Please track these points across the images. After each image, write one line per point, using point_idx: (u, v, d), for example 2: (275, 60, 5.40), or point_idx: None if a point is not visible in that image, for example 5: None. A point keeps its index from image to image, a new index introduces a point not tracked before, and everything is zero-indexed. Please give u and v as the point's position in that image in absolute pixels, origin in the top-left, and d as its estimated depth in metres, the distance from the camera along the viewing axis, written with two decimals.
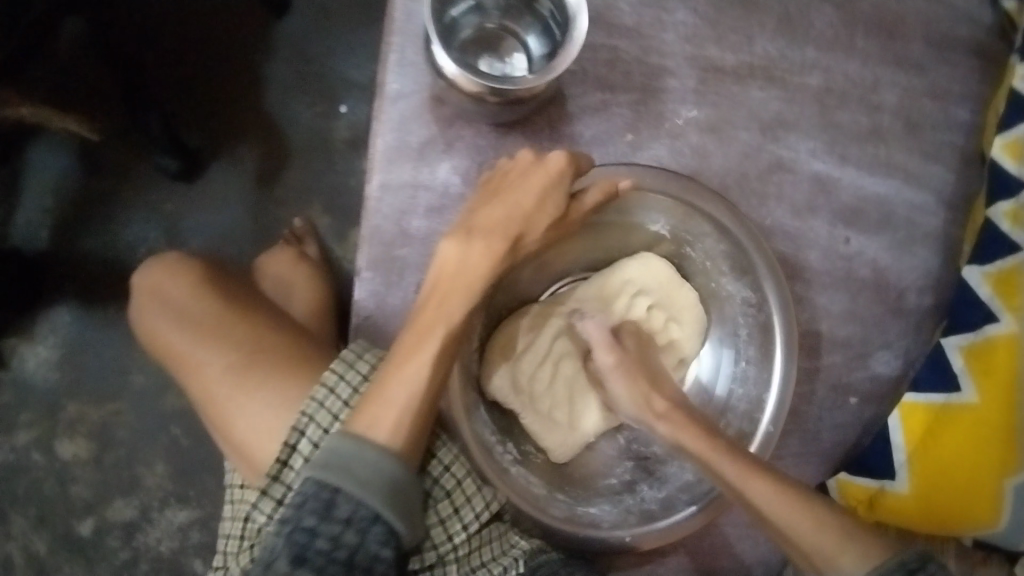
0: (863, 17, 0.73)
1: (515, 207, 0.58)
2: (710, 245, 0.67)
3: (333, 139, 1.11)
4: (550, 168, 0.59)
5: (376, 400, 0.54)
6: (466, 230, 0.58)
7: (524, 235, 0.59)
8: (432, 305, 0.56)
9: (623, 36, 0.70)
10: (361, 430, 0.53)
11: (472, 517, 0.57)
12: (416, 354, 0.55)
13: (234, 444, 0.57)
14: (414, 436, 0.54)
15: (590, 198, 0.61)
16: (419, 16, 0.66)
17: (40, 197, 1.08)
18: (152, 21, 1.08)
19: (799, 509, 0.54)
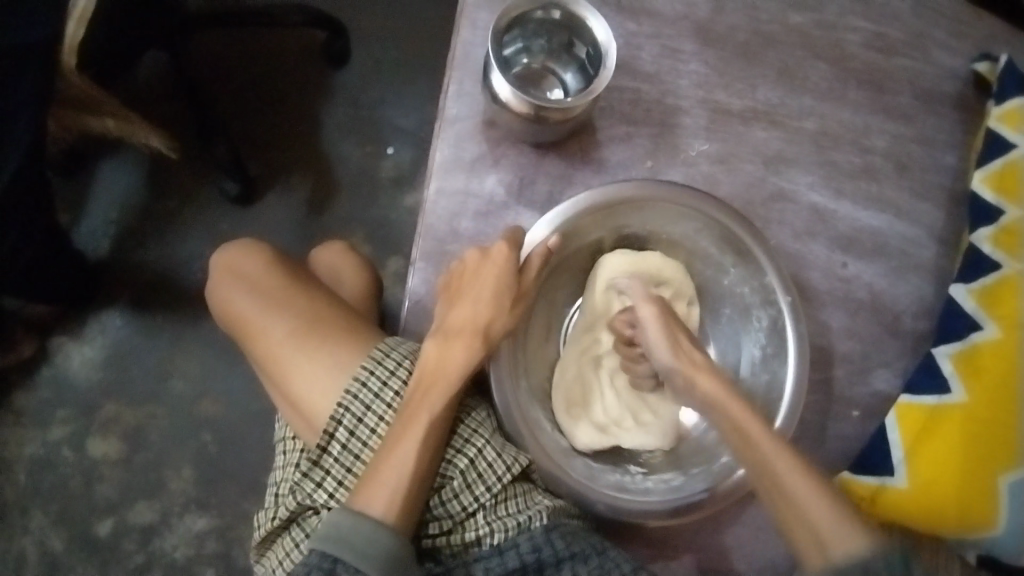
0: (852, 75, 0.85)
1: (477, 299, 0.67)
2: (726, 258, 0.76)
3: (377, 177, 1.23)
4: (497, 259, 0.67)
5: (373, 478, 0.61)
6: (447, 333, 0.66)
7: (487, 324, 0.67)
8: (416, 401, 0.63)
9: (646, 80, 0.82)
10: (358, 509, 0.60)
11: (494, 480, 0.64)
12: (405, 435, 0.62)
13: (289, 397, 0.68)
14: (405, 505, 0.60)
15: (533, 263, 0.68)
16: (476, 55, 0.79)
17: (105, 211, 1.18)
18: (229, 67, 1.23)
19: (808, 489, 0.57)
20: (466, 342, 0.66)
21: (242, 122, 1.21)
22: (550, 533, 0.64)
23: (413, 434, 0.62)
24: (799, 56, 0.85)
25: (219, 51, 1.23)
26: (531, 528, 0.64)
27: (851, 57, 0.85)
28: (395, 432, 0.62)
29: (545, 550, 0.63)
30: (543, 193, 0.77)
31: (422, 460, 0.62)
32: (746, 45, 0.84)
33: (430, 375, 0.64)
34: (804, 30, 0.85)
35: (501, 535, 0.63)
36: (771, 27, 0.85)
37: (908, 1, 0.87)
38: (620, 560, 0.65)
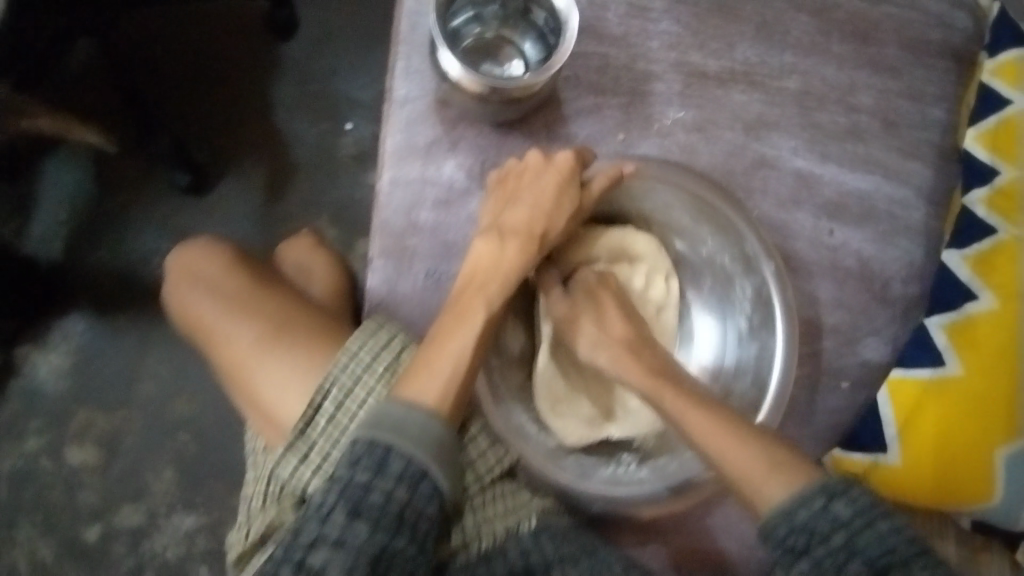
0: (836, 26, 0.79)
1: (535, 205, 0.66)
2: (714, 241, 0.73)
3: (339, 155, 1.16)
4: (559, 168, 0.67)
5: (418, 370, 0.58)
6: (497, 234, 0.65)
7: (551, 227, 0.67)
8: (467, 298, 0.62)
9: (613, 44, 0.75)
10: (408, 397, 0.56)
11: (485, 471, 0.63)
12: (461, 329, 0.60)
13: (257, 405, 0.63)
14: (457, 399, 0.58)
15: (598, 183, 0.67)
16: (424, 27, 0.72)
17: (54, 211, 1.11)
18: (168, 46, 1.14)
19: (734, 442, 0.58)
20: (525, 244, 0.66)
21: (189, 106, 1.13)
22: (539, 535, 0.62)
23: (456, 339, 0.60)
24: (778, 8, 0.78)
25: (155, 29, 1.14)
26: (518, 532, 0.62)
27: (833, 6, 0.79)
28: (423, 353, 0.59)
29: (534, 553, 0.61)
30: None
31: (474, 363, 0.60)
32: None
33: (471, 275, 0.64)
34: None
35: (490, 540, 0.61)
36: None
37: None
38: (612, 560, 0.62)
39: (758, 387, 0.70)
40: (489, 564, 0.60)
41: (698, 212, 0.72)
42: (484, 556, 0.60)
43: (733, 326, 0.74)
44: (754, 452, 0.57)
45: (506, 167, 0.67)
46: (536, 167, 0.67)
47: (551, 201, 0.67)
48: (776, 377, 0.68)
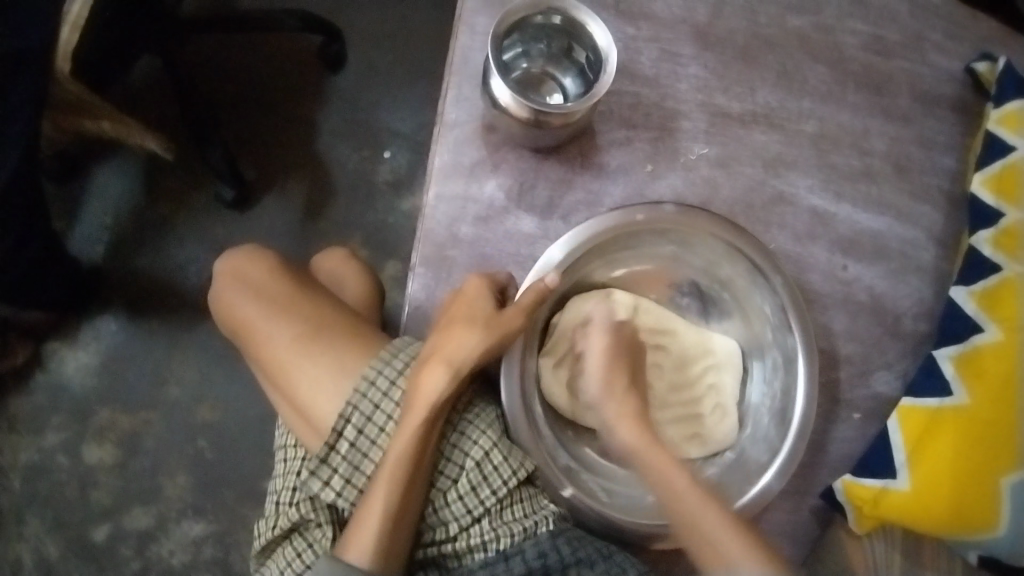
0: (851, 77, 0.85)
1: (462, 344, 0.64)
2: (756, 292, 0.78)
3: (375, 181, 1.22)
4: (472, 294, 0.67)
5: (358, 527, 0.60)
6: (425, 360, 0.64)
7: (466, 351, 0.64)
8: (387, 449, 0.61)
9: (645, 83, 0.82)
10: (347, 560, 0.58)
11: (503, 478, 0.62)
12: (376, 485, 0.60)
13: (295, 402, 0.66)
14: (385, 547, 0.59)
15: (524, 301, 0.66)
16: (475, 60, 0.79)
17: (99, 216, 1.17)
18: (225, 71, 1.22)
19: (727, 531, 0.61)
20: (437, 365, 0.63)
21: (239, 127, 1.21)
22: (556, 539, 0.63)
23: (383, 477, 0.60)
24: (798, 58, 0.85)
25: (215, 54, 1.23)
26: (537, 534, 0.63)
27: (849, 60, 0.85)
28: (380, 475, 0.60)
29: (551, 556, 0.62)
30: (543, 197, 0.77)
31: (394, 504, 0.59)
32: (745, 48, 0.84)
33: (413, 396, 0.62)
34: (802, 33, 0.85)
35: (507, 540, 0.62)
36: (770, 31, 0.85)
37: (903, 5, 0.87)
38: (626, 565, 0.63)
39: (779, 419, 0.74)
40: (507, 562, 0.62)
41: (728, 252, 0.77)
42: (501, 556, 0.62)
43: (759, 369, 0.78)
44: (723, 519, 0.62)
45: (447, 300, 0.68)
46: (475, 293, 0.67)
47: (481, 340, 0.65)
48: (796, 415, 0.72)
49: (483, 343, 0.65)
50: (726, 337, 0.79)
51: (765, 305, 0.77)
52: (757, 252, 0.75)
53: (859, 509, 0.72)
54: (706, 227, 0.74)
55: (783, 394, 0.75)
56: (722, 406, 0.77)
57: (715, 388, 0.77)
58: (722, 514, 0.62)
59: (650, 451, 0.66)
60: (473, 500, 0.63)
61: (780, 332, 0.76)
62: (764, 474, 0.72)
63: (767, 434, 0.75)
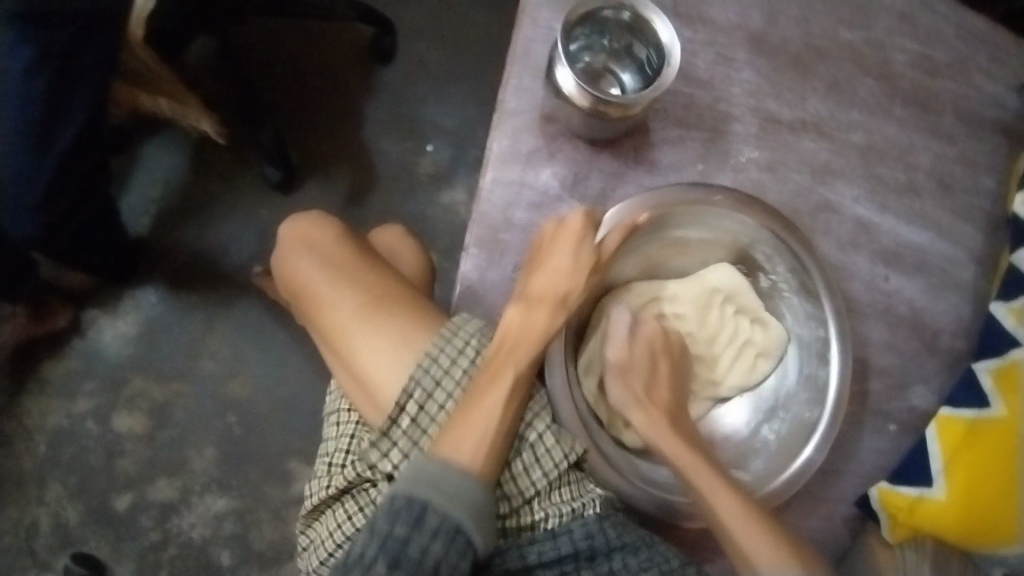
0: (900, 93, 0.87)
1: (557, 270, 0.66)
2: (769, 253, 0.76)
3: (415, 173, 1.24)
4: (574, 231, 0.67)
5: (461, 427, 0.60)
6: (528, 300, 0.66)
7: (569, 293, 0.67)
8: (501, 352, 0.63)
9: (699, 85, 0.83)
10: (443, 455, 0.58)
11: (552, 466, 0.64)
12: (490, 389, 0.61)
13: (354, 371, 0.66)
14: (489, 459, 0.59)
15: (610, 241, 0.68)
16: (536, 53, 0.80)
17: (145, 188, 1.19)
18: (276, 58, 1.24)
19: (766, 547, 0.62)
20: (550, 308, 0.66)
21: (289, 114, 1.23)
22: (603, 521, 0.63)
23: (495, 390, 0.61)
24: (848, 71, 0.86)
25: (267, 41, 1.25)
26: (584, 515, 0.64)
27: (899, 75, 0.87)
28: (470, 394, 0.61)
29: (598, 538, 0.62)
30: (596, 188, 0.79)
31: (506, 417, 0.61)
32: (798, 57, 0.86)
33: (510, 336, 0.64)
34: (854, 47, 0.87)
35: (556, 521, 0.63)
36: (822, 42, 0.86)
37: (952, 26, 0.89)
38: (669, 555, 0.64)
39: (814, 399, 0.73)
40: (555, 541, 0.62)
41: (760, 232, 0.74)
42: (549, 535, 0.63)
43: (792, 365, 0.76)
44: (751, 527, 0.63)
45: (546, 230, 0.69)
46: (578, 231, 0.67)
47: (569, 272, 0.67)
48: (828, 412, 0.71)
49: (581, 296, 0.68)
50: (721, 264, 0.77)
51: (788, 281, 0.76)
52: (750, 209, 0.72)
53: (893, 517, 0.73)
54: (691, 201, 0.71)
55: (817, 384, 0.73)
56: (766, 350, 0.76)
57: (759, 323, 0.77)
58: (751, 520, 0.63)
59: (682, 456, 0.67)
60: (525, 483, 0.64)
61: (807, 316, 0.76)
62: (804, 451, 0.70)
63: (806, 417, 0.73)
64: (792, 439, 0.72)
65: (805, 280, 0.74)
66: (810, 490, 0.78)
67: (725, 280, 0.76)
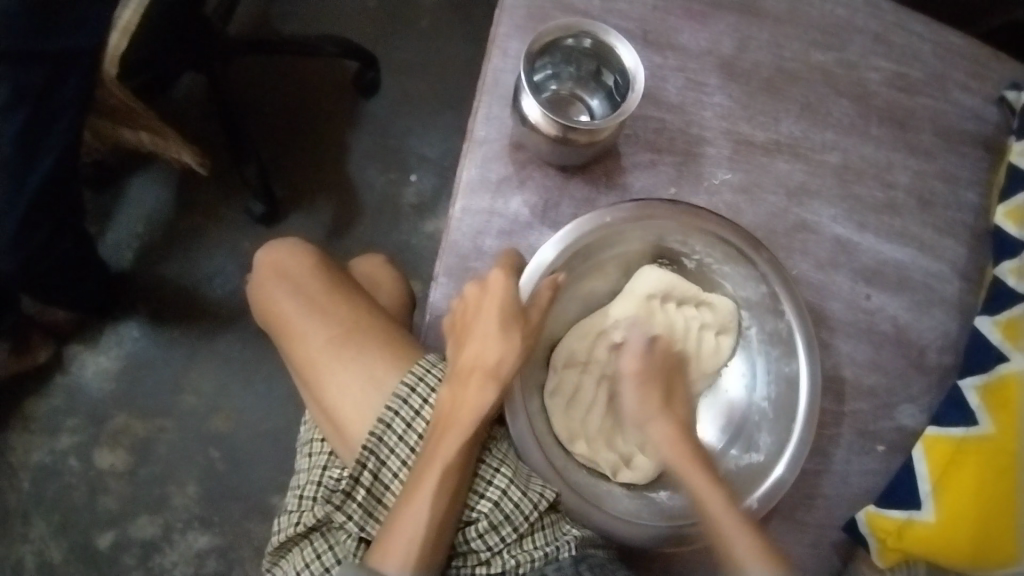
0: (875, 112, 0.87)
1: (483, 339, 0.65)
2: (708, 253, 0.77)
3: (400, 202, 1.25)
4: (495, 292, 0.66)
5: (392, 530, 0.60)
6: (461, 376, 0.65)
7: (501, 361, 0.65)
8: (435, 438, 0.63)
9: (671, 109, 0.84)
10: (375, 562, 0.59)
11: (527, 511, 0.65)
12: (421, 483, 0.61)
13: (325, 410, 0.66)
14: (422, 555, 0.60)
15: (541, 298, 0.67)
16: (506, 81, 0.81)
17: (131, 223, 1.20)
18: (260, 92, 1.26)
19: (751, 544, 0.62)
20: (480, 382, 0.64)
21: (272, 147, 1.25)
22: (578, 564, 0.65)
23: (427, 482, 0.61)
24: (821, 92, 0.87)
25: (252, 77, 1.27)
26: (558, 559, 0.66)
27: (873, 95, 0.87)
28: (407, 488, 0.61)
29: None
30: (568, 215, 0.79)
31: (436, 518, 0.60)
32: (770, 79, 0.86)
33: (446, 413, 0.63)
34: (826, 68, 0.87)
35: (529, 565, 0.66)
36: (794, 64, 0.87)
37: (928, 44, 0.89)
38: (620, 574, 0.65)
39: (783, 422, 0.74)
40: None
41: (733, 256, 0.76)
42: None
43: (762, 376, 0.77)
44: (758, 547, 0.62)
45: (465, 299, 0.67)
46: (502, 299, 0.66)
47: (499, 339, 0.65)
48: (798, 426, 0.72)
49: (516, 362, 0.66)
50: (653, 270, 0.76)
51: (741, 285, 0.78)
52: (686, 214, 0.73)
53: (883, 541, 0.71)
54: (650, 213, 0.73)
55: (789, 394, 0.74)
56: (723, 330, 0.78)
57: (706, 306, 0.78)
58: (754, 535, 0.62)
59: (689, 473, 0.66)
60: (494, 538, 0.66)
61: (776, 339, 0.76)
62: (776, 466, 0.72)
63: (775, 431, 0.74)
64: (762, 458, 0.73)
65: (763, 292, 0.76)
66: (794, 516, 0.77)
67: (670, 284, 0.76)
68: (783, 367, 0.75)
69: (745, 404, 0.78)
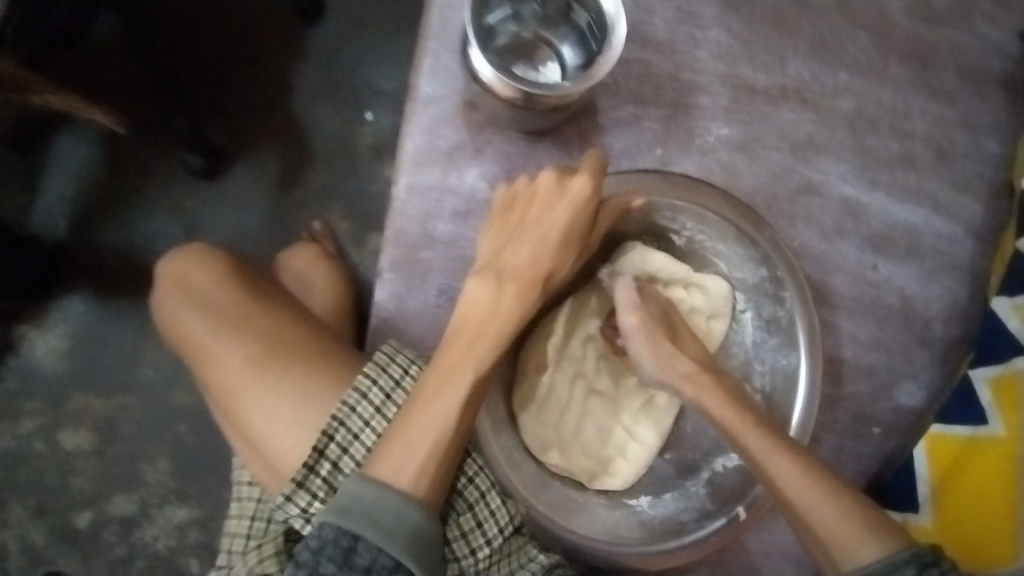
0: (897, 43, 0.73)
1: (543, 235, 0.60)
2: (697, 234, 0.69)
3: (356, 146, 1.11)
4: (576, 197, 0.59)
5: (391, 445, 0.54)
6: (467, 316, 0.58)
7: (557, 266, 0.61)
8: (436, 374, 0.56)
9: (656, 50, 0.69)
10: (383, 475, 0.53)
11: (495, 532, 0.58)
12: (445, 389, 0.56)
13: (252, 441, 0.60)
14: (437, 478, 0.54)
15: (610, 208, 0.63)
16: (456, 22, 0.66)
17: (60, 187, 1.07)
18: (185, 22, 1.09)
19: (828, 506, 0.54)
20: (529, 284, 0.59)
21: (205, 89, 1.09)
22: None
23: (459, 383, 0.56)
24: (836, 20, 0.72)
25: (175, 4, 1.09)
26: None
27: (896, 22, 0.73)
28: (415, 402, 0.56)
29: None
30: None
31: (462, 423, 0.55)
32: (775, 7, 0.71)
33: (477, 315, 0.58)
34: None
35: None
36: None
37: None
38: None
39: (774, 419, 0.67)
40: None
41: (727, 231, 0.66)
42: None
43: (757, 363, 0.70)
44: (834, 507, 0.54)
45: (515, 189, 0.61)
46: (580, 191, 0.60)
47: (554, 246, 0.60)
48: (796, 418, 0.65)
49: (570, 270, 0.62)
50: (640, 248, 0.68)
51: (730, 268, 0.70)
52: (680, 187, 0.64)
53: None
54: (641, 190, 0.64)
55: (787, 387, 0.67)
56: (716, 314, 0.70)
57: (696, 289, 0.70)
58: (821, 488, 0.55)
59: (724, 416, 0.59)
60: (463, 549, 0.57)
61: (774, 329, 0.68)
62: None
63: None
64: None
65: (770, 263, 0.66)
66: None
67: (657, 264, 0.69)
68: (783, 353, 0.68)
69: None
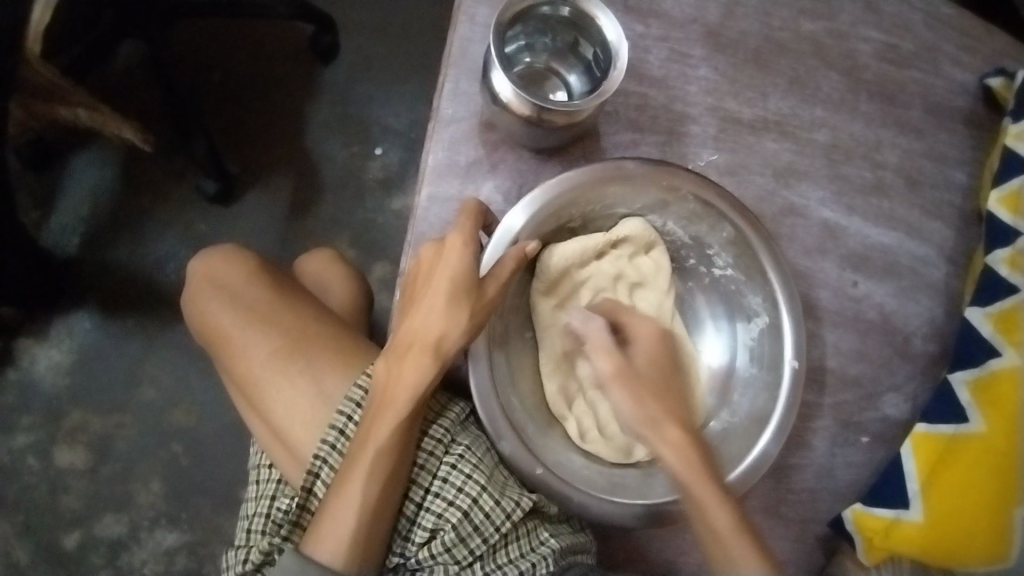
0: (865, 86, 0.82)
1: (427, 313, 0.61)
2: (642, 200, 0.71)
3: (364, 178, 1.17)
4: (454, 252, 0.61)
5: (325, 515, 0.58)
6: (398, 350, 0.61)
7: (444, 336, 0.60)
8: (370, 420, 0.59)
9: (653, 84, 0.77)
10: (313, 544, 0.58)
11: (502, 519, 0.61)
12: (357, 464, 0.58)
13: (273, 431, 0.64)
14: (360, 545, 0.58)
15: (504, 268, 0.62)
16: (474, 53, 0.74)
17: (75, 207, 1.11)
18: (207, 59, 1.16)
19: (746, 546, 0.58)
20: (417, 356, 0.60)
21: (222, 121, 1.15)
22: None
23: (363, 463, 0.58)
24: (811, 65, 0.81)
25: (198, 42, 1.17)
26: None
27: (863, 67, 0.82)
28: (345, 469, 0.59)
29: None
30: None
31: (372, 493, 0.58)
32: (756, 51, 0.80)
33: (384, 384, 0.60)
34: (816, 38, 0.82)
35: None
36: (783, 34, 0.81)
37: (920, 13, 0.84)
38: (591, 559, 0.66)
39: (768, 398, 0.69)
40: None
41: (703, 210, 0.70)
42: None
43: (740, 339, 0.73)
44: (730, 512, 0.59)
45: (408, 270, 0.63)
46: (457, 263, 0.61)
47: (445, 314, 0.60)
48: (784, 396, 0.67)
49: (462, 336, 0.61)
50: (584, 240, 0.70)
51: (683, 231, 0.73)
52: (621, 169, 0.66)
53: (869, 539, 0.70)
54: (595, 181, 0.66)
55: (773, 364, 0.70)
56: (659, 267, 0.73)
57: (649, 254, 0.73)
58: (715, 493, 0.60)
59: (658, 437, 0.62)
60: (462, 551, 0.61)
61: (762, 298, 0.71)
62: (763, 434, 0.67)
63: (761, 390, 0.70)
64: (759, 404, 0.70)
65: (742, 241, 0.70)
66: (778, 511, 0.75)
67: (608, 241, 0.71)
68: (768, 331, 0.71)
69: (726, 372, 0.73)
